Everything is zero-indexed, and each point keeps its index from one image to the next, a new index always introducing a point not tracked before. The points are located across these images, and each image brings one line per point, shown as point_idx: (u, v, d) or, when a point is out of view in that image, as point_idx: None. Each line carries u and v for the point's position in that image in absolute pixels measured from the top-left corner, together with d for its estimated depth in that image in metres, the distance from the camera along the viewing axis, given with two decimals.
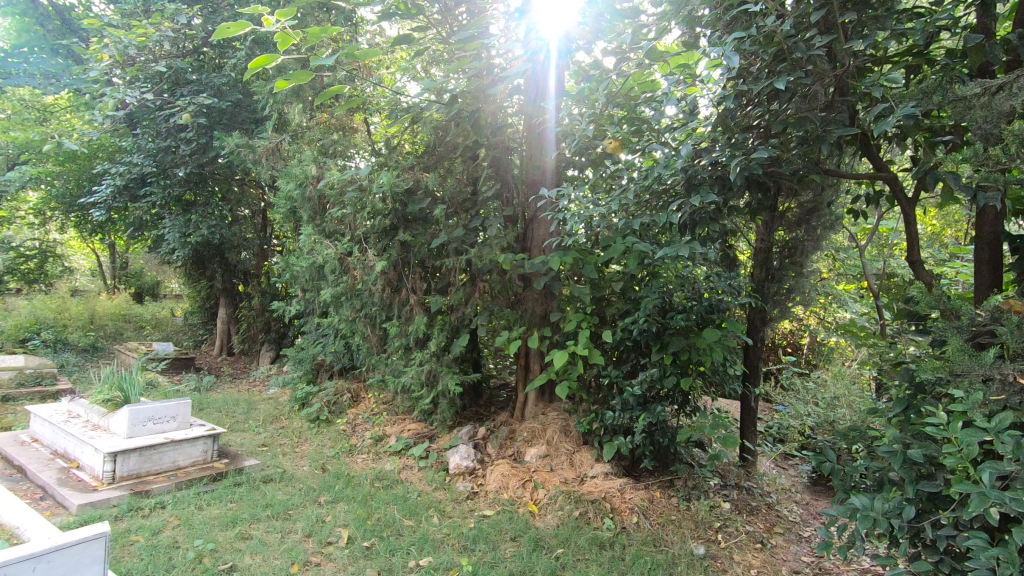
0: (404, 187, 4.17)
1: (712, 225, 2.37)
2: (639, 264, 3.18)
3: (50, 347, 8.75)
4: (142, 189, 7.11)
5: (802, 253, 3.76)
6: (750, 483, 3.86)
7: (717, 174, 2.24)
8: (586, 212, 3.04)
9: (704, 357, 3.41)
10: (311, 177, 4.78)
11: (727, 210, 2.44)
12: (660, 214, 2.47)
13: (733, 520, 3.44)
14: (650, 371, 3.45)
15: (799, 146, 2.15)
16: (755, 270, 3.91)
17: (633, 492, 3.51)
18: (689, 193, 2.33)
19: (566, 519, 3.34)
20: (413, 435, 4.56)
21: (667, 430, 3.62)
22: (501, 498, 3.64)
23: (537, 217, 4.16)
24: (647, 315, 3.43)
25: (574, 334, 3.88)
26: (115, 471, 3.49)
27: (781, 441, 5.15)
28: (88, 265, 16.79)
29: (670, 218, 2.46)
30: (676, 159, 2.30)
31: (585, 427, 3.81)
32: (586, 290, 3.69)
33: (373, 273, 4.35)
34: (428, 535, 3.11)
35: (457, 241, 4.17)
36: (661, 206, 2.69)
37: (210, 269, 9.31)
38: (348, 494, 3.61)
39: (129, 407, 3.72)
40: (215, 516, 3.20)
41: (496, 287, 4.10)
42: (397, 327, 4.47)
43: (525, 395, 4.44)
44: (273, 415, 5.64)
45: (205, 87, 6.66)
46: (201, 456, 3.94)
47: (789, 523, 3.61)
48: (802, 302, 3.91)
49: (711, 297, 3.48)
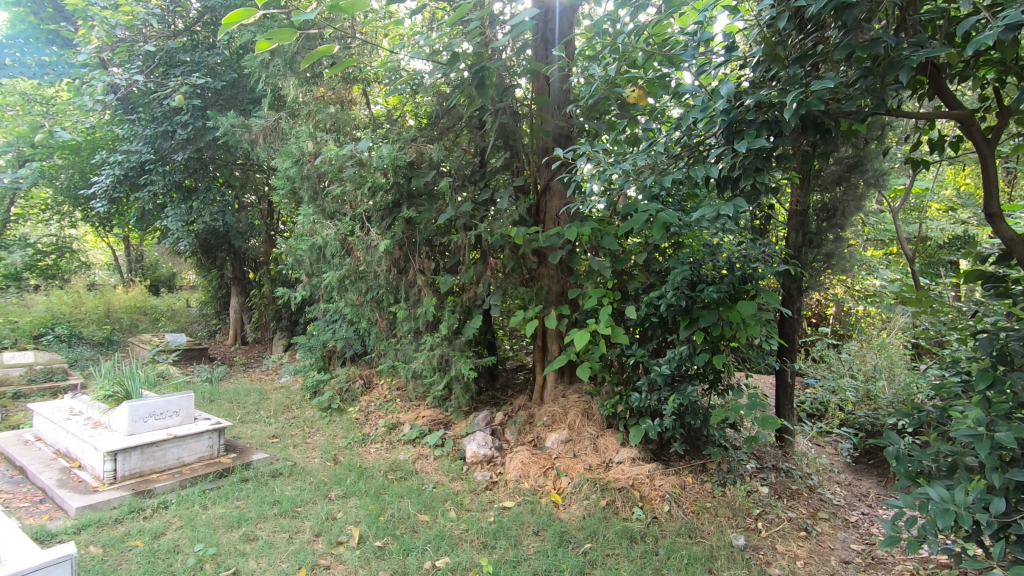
0: (406, 160, 3.90)
1: (757, 180, 2.01)
2: (665, 234, 2.90)
3: (64, 343, 8.70)
4: (142, 177, 6.89)
5: (842, 214, 3.46)
6: (788, 466, 3.59)
7: (764, 118, 1.90)
8: (606, 173, 2.76)
9: (738, 333, 3.13)
10: (309, 155, 4.48)
11: (774, 160, 2.06)
12: (696, 169, 2.14)
13: (774, 506, 3.19)
14: (680, 349, 3.18)
15: (862, 79, 1.82)
16: (790, 235, 3.59)
17: (663, 478, 3.30)
18: (728, 142, 2.03)
19: (592, 510, 3.12)
20: (428, 422, 4.36)
21: (698, 411, 3.37)
22: (521, 487, 3.42)
23: (550, 187, 3.96)
24: (676, 290, 3.13)
25: (595, 312, 3.61)
26: (116, 470, 3.32)
27: (815, 417, 4.86)
28: (106, 259, 16.87)
29: (707, 173, 2.13)
30: (714, 103, 1.97)
31: (610, 410, 3.56)
32: (606, 263, 3.40)
33: (377, 253, 4.09)
34: (445, 531, 2.90)
35: (466, 215, 3.90)
36: (691, 162, 2.39)
37: (219, 258, 9.18)
38: (360, 488, 3.42)
39: (130, 403, 3.51)
40: (219, 516, 3.03)
41: (510, 264, 3.85)
42: (406, 310, 4.21)
43: (544, 377, 4.20)
44: (285, 405, 5.49)
45: (198, 68, 6.37)
46: (207, 451, 3.77)
47: (833, 508, 3.34)
48: (842, 269, 3.61)
49: (746, 266, 3.18)
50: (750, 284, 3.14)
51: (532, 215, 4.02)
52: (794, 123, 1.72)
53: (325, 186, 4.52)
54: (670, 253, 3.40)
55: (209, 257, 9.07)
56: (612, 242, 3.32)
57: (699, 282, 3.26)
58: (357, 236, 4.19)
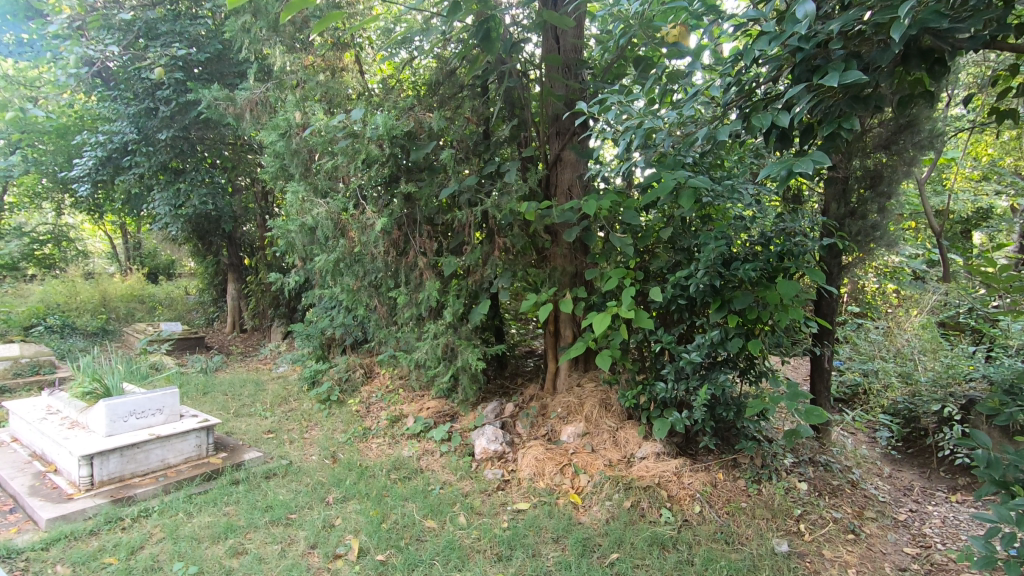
0: (404, 129, 3.55)
1: (844, 124, 1.69)
2: (695, 204, 2.65)
3: (56, 334, 8.42)
4: (125, 158, 6.52)
5: (889, 181, 3.11)
6: (826, 458, 3.28)
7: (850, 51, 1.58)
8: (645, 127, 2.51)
9: (777, 315, 2.83)
10: (296, 126, 4.06)
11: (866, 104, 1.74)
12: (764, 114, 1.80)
13: (816, 504, 2.91)
14: (711, 335, 2.87)
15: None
16: (830, 206, 3.26)
17: (692, 475, 3.01)
18: (806, 81, 1.70)
19: (616, 512, 2.83)
20: (433, 415, 4.07)
21: (731, 402, 3.05)
22: (536, 487, 3.13)
23: (562, 159, 3.67)
24: (708, 269, 2.82)
25: (614, 294, 3.30)
26: (93, 476, 3.04)
27: (845, 402, 4.54)
28: (106, 247, 16.61)
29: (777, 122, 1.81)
30: (789, 32, 1.65)
31: (632, 401, 3.25)
32: (628, 240, 3.08)
33: (374, 232, 3.73)
34: (455, 541, 2.62)
35: (471, 190, 3.58)
36: (742, 115, 2.06)
37: (214, 244, 8.85)
38: (361, 490, 3.13)
39: (106, 401, 3.20)
40: (205, 525, 2.74)
41: (519, 243, 3.53)
42: (406, 295, 3.87)
43: (557, 365, 3.90)
44: (282, 397, 5.21)
45: (179, 37, 5.98)
46: (195, 451, 3.48)
47: (880, 505, 3.04)
48: (887, 243, 3.26)
49: (784, 241, 2.87)
50: (789, 262, 2.83)
51: (542, 189, 3.73)
52: (904, 44, 1.42)
53: (315, 161, 4.14)
54: (698, 227, 3.08)
55: (203, 243, 8.74)
56: (633, 216, 3.01)
57: (731, 261, 2.96)
58: (351, 215, 3.80)
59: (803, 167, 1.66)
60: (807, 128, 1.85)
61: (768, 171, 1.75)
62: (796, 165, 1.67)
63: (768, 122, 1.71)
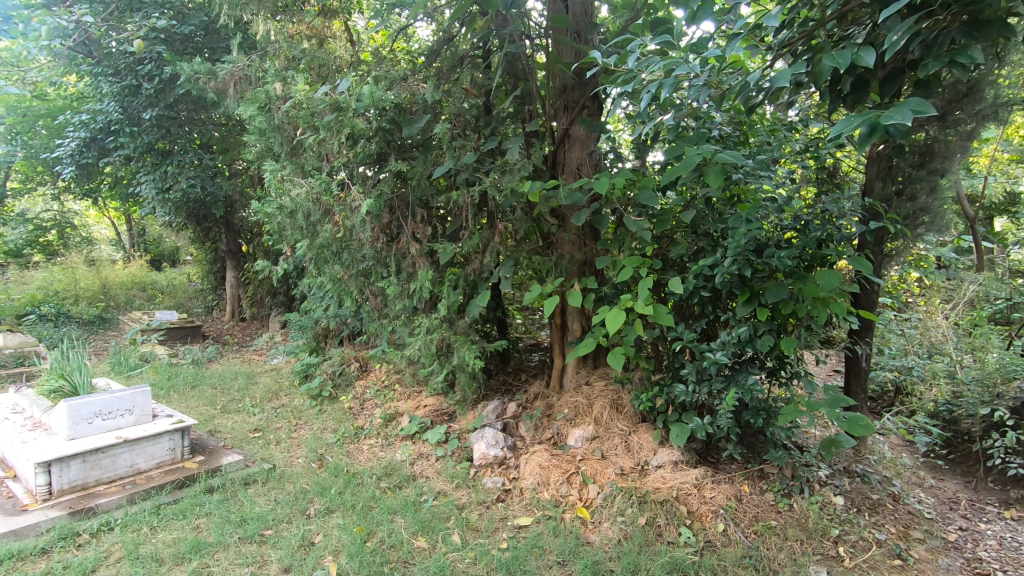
0: (393, 101, 3.20)
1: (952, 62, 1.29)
2: (722, 181, 2.37)
3: (50, 322, 8.20)
4: (110, 139, 6.23)
5: (943, 157, 2.73)
6: (863, 468, 2.94)
7: None
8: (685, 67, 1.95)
9: (814, 310, 2.48)
10: (276, 99, 3.69)
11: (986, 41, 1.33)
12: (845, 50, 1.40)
13: (855, 523, 2.58)
14: (738, 331, 2.54)
15: None
16: (874, 185, 2.90)
17: (715, 488, 2.69)
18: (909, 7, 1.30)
19: (629, 531, 2.51)
20: (430, 414, 3.77)
21: (759, 407, 2.72)
22: (540, 499, 2.82)
23: (569, 134, 3.34)
24: (736, 257, 2.47)
25: (627, 285, 2.95)
26: (51, 485, 2.76)
27: (878, 401, 4.19)
28: (112, 233, 16.41)
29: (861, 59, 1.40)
30: None
31: (647, 404, 2.92)
32: (644, 224, 2.73)
33: (362, 216, 3.39)
34: (447, 565, 2.31)
35: (468, 168, 3.21)
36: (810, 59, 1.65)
37: (211, 230, 8.58)
38: (346, 500, 2.84)
39: (68, 401, 2.92)
40: (169, 543, 2.46)
41: (522, 227, 3.18)
42: (398, 285, 3.53)
43: (564, 361, 3.58)
44: (273, 391, 4.93)
45: (162, 9, 5.70)
46: (168, 455, 3.19)
47: (926, 523, 2.71)
48: (936, 227, 2.89)
49: (824, 224, 2.51)
50: (828, 249, 2.46)
51: (548, 168, 3.40)
52: None
53: (300, 139, 3.79)
54: (724, 210, 2.73)
55: (200, 229, 8.46)
56: (651, 197, 2.67)
57: (761, 248, 2.61)
58: (337, 197, 3.46)
59: (894, 116, 1.18)
60: (894, 74, 1.44)
61: (843, 124, 1.26)
62: (887, 114, 1.19)
63: (850, 60, 1.36)
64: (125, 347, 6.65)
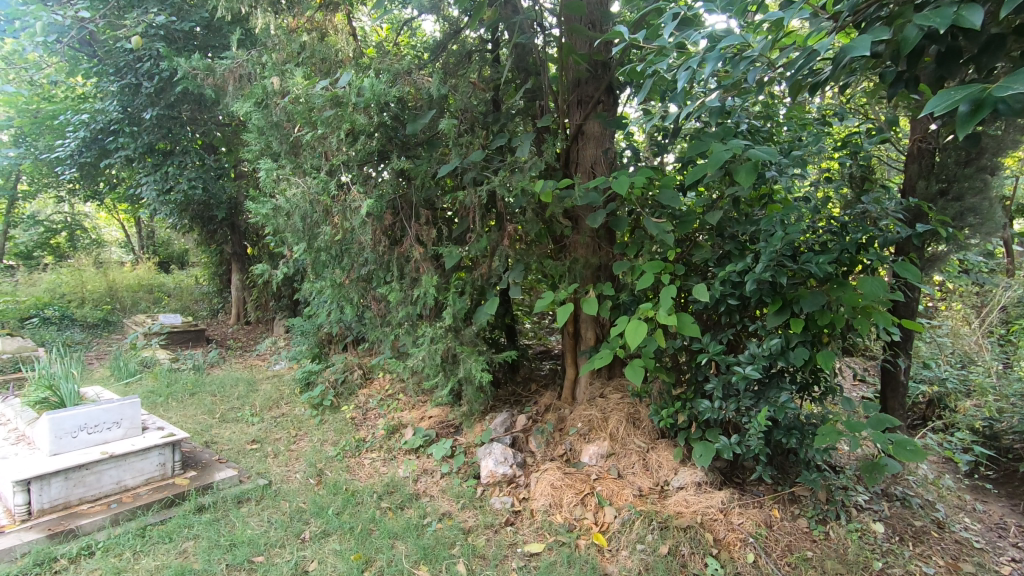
0: (396, 96, 3.02)
1: None
2: (753, 179, 2.14)
3: (53, 326, 8.12)
4: (110, 140, 6.12)
5: (995, 152, 2.48)
6: (903, 491, 2.71)
7: None
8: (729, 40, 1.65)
9: (853, 321, 2.25)
10: (274, 94, 3.52)
11: None
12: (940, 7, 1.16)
13: (899, 554, 2.35)
14: (770, 344, 2.32)
15: None
16: (917, 183, 2.69)
17: (743, 513, 2.47)
18: None
19: (651, 561, 2.30)
20: (435, 426, 3.58)
21: (791, 426, 2.49)
22: (552, 523, 2.61)
23: (583, 130, 3.14)
24: (769, 262, 2.24)
25: (647, 292, 2.74)
26: (30, 504, 2.58)
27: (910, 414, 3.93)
28: (123, 235, 16.46)
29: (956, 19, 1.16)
30: None
31: (668, 421, 2.70)
32: (666, 227, 2.51)
33: (362, 218, 3.20)
34: None
35: (476, 167, 3.02)
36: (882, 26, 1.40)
37: (216, 232, 8.46)
38: (344, 522, 2.64)
39: (50, 414, 2.75)
40: (153, 570, 2.29)
41: (533, 230, 2.97)
42: (401, 291, 3.33)
43: (577, 371, 3.38)
44: (274, 399, 4.75)
45: (161, 5, 5.56)
46: (157, 471, 3.02)
47: (976, 554, 2.47)
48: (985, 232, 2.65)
49: (865, 227, 2.29)
50: (869, 254, 2.25)
51: (560, 166, 3.19)
52: None
53: (299, 137, 3.61)
54: (753, 212, 2.52)
55: (205, 231, 8.35)
56: (673, 196, 2.45)
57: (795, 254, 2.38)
58: (336, 197, 3.27)
59: (1012, 85, 0.94)
60: (997, 40, 1.26)
61: (934, 97, 1.02)
62: (1000, 85, 0.96)
63: (950, 20, 1.11)
64: (126, 351, 6.52)
